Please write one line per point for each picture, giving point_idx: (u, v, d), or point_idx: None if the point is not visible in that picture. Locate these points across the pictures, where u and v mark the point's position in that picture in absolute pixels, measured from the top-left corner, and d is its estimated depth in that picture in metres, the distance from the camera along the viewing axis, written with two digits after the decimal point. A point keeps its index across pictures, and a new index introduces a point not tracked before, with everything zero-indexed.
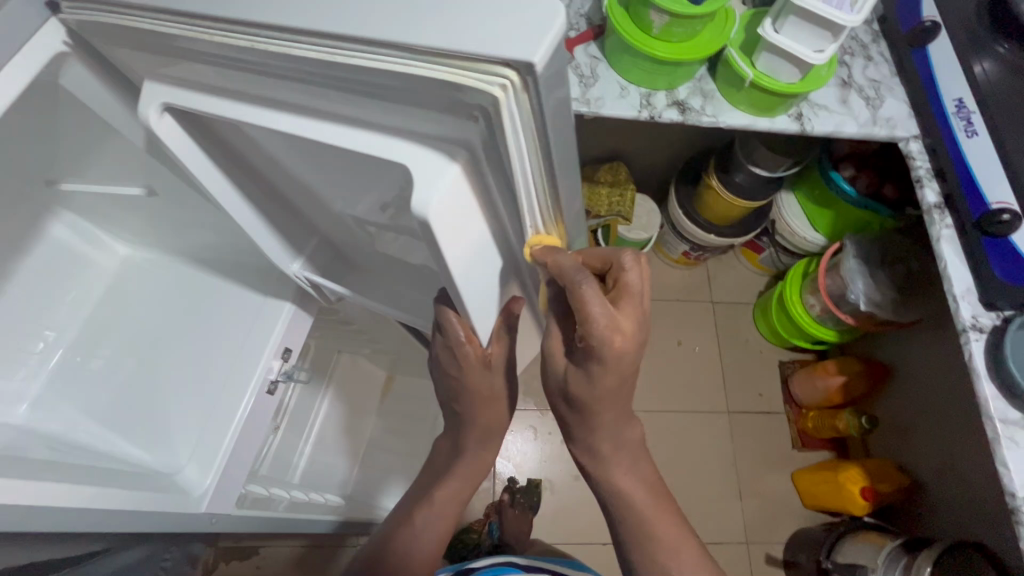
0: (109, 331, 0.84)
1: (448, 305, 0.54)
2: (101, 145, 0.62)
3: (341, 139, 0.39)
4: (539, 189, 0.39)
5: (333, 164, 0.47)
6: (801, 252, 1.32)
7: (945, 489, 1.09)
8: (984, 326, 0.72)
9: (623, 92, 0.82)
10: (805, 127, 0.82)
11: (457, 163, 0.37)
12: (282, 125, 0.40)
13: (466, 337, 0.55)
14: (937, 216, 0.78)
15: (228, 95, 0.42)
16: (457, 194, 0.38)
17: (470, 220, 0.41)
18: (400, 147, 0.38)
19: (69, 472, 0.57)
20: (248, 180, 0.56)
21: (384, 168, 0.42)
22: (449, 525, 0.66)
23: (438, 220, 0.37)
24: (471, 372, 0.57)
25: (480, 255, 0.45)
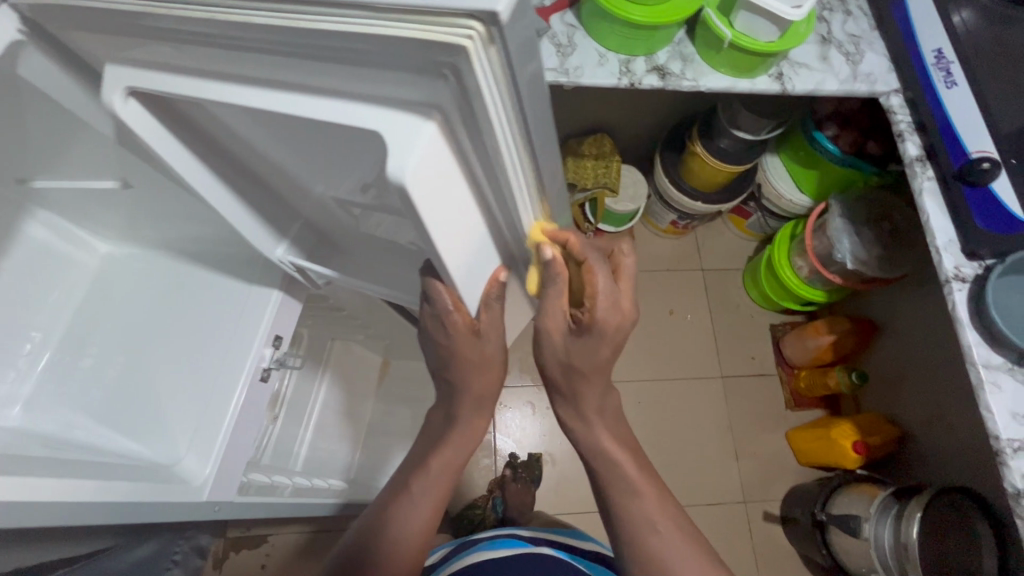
0: (94, 328, 0.83)
1: (435, 275, 0.54)
2: (71, 137, 0.61)
3: (311, 112, 0.38)
4: (514, 138, 0.39)
5: (307, 142, 0.46)
6: (786, 215, 1.33)
7: (933, 438, 1.12)
8: (967, 275, 0.73)
9: (602, 59, 0.81)
10: (785, 87, 0.81)
11: (434, 121, 0.36)
12: (251, 101, 0.40)
13: (454, 306, 0.54)
14: (919, 168, 0.78)
15: (193, 74, 0.42)
16: (436, 153, 0.37)
17: (451, 186, 0.41)
18: (371, 113, 0.37)
19: (66, 469, 0.57)
20: (223, 164, 0.56)
21: (358, 143, 0.42)
22: (443, 497, 0.66)
23: (418, 184, 0.36)
24: (461, 340, 0.58)
25: (461, 224, 0.45)
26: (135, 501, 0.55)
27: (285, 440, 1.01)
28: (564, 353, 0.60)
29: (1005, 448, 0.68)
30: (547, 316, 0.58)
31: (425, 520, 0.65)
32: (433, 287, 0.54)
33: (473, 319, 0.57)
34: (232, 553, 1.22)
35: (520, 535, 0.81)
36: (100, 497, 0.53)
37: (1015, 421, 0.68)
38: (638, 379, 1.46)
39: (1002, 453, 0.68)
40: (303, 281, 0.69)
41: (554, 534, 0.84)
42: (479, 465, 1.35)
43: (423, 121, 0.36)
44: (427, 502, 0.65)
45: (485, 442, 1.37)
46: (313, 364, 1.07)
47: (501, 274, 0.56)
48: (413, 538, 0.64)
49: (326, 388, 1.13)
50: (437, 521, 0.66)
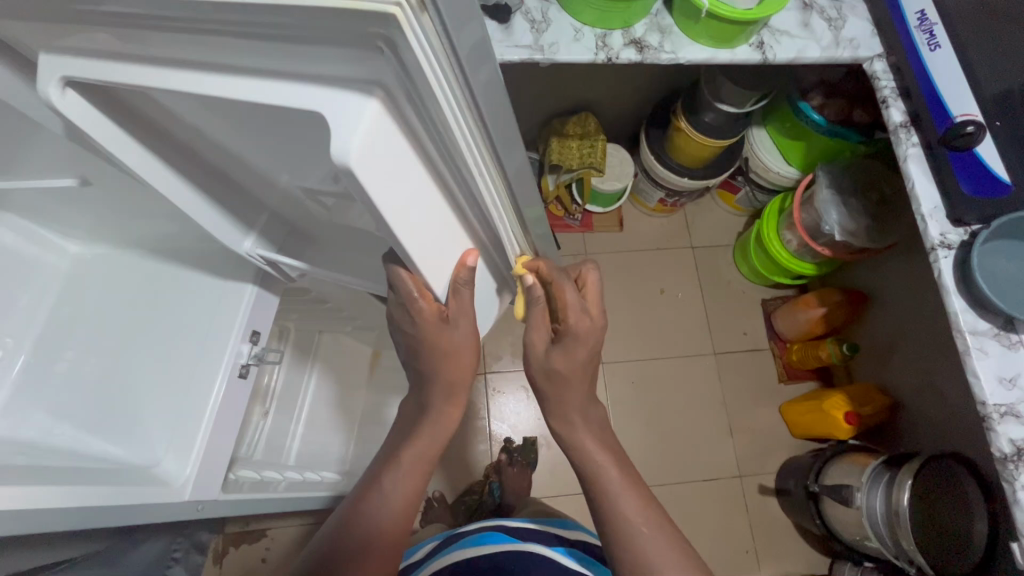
0: (68, 330, 0.81)
1: (397, 264, 0.53)
2: (22, 135, 0.59)
3: (252, 94, 0.37)
4: (467, 119, 0.38)
5: (257, 128, 0.44)
6: (775, 188, 1.32)
7: (924, 405, 1.13)
8: (953, 242, 0.73)
9: (577, 35, 0.79)
10: (767, 56, 0.79)
11: (375, 98, 0.35)
12: (196, 84, 0.38)
13: (418, 293, 0.53)
14: (904, 135, 0.77)
15: (129, 61, 0.40)
16: (380, 133, 0.36)
17: (403, 167, 0.40)
18: (310, 92, 0.36)
19: (43, 475, 0.56)
20: (176, 154, 0.55)
21: (308, 126, 0.40)
22: (420, 482, 0.66)
23: (363, 166, 0.35)
24: (428, 328, 0.57)
25: (422, 204, 0.44)
26: (121, 505, 0.54)
27: (275, 435, 1.01)
28: (546, 359, 0.66)
29: (991, 414, 0.68)
30: (532, 330, 0.67)
31: (398, 506, 0.64)
32: (397, 273, 0.53)
33: (442, 305, 0.57)
34: (232, 548, 1.22)
35: (515, 529, 0.81)
36: (86, 504, 0.52)
37: (1001, 386, 0.68)
38: (629, 359, 1.46)
39: (989, 418, 0.68)
40: (274, 275, 0.67)
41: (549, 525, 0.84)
42: (475, 452, 1.36)
43: (365, 100, 0.35)
44: (404, 484, 0.65)
45: (479, 429, 1.37)
46: (300, 358, 1.07)
47: (470, 257, 0.54)
48: (387, 527, 0.63)
49: (316, 381, 1.12)
50: (415, 506, 0.66)
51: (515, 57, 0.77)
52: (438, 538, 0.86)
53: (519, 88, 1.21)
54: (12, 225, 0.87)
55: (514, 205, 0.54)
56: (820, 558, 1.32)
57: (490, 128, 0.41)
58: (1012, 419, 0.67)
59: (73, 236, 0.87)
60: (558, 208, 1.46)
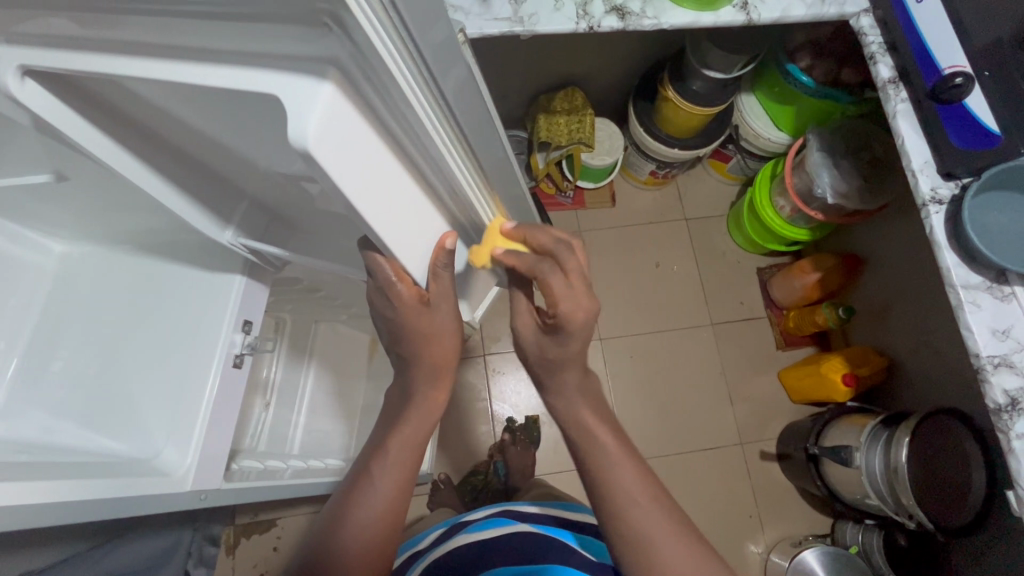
0: (58, 330, 0.80)
1: (373, 249, 0.53)
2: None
3: (209, 77, 0.36)
4: (427, 95, 0.38)
5: (225, 110, 0.44)
6: (766, 154, 1.31)
7: (921, 363, 1.13)
8: (944, 197, 0.72)
9: (556, 4, 0.77)
10: (751, 17, 0.78)
11: (330, 79, 0.34)
12: (155, 65, 0.37)
13: (396, 277, 0.53)
14: (892, 91, 0.76)
15: (85, 45, 0.40)
16: (338, 113, 0.35)
17: (368, 151, 0.39)
18: (264, 75, 0.35)
19: (42, 471, 0.56)
20: (145, 141, 0.55)
21: (270, 108, 0.40)
22: (409, 470, 0.66)
23: (324, 152, 0.35)
24: (408, 311, 0.56)
25: (393, 187, 0.44)
26: (120, 497, 0.55)
27: (279, 426, 1.03)
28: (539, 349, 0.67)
29: (985, 365, 0.68)
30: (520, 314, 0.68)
31: (389, 496, 0.64)
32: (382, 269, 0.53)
33: (423, 290, 0.57)
34: (243, 539, 1.24)
35: (513, 513, 0.83)
36: (87, 496, 0.53)
37: (994, 338, 0.68)
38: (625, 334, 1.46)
39: (982, 370, 0.68)
40: (262, 260, 0.68)
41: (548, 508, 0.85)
42: (478, 432, 1.37)
43: (319, 81, 0.34)
44: (397, 471, 0.65)
45: (482, 410, 1.38)
46: (296, 347, 1.07)
47: (447, 239, 0.54)
48: (380, 518, 0.64)
49: (314, 371, 1.13)
50: (409, 491, 0.66)
51: (495, 30, 0.76)
52: (439, 529, 0.87)
53: (500, 65, 1.19)
54: None
55: (486, 179, 0.54)
56: (823, 519, 1.35)
57: (448, 98, 0.41)
58: (1006, 370, 0.67)
59: (56, 235, 0.87)
60: (549, 186, 1.45)
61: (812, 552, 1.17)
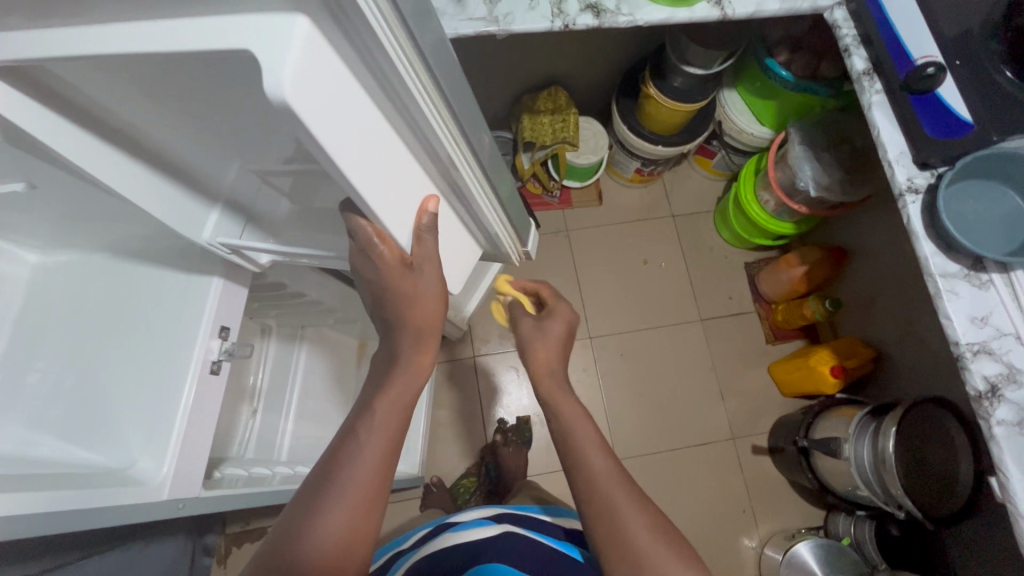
0: (35, 340, 0.80)
1: (355, 212, 0.52)
2: None
3: (175, 42, 0.36)
4: (397, 35, 0.38)
5: (193, 89, 0.44)
6: (749, 149, 1.31)
7: (907, 353, 1.14)
8: (920, 186, 0.72)
9: (531, 3, 0.77)
10: (726, 11, 0.79)
11: (303, 12, 0.33)
12: (117, 46, 0.37)
13: (377, 238, 0.52)
14: (867, 83, 0.77)
15: (46, 36, 0.40)
16: (314, 55, 0.34)
17: (350, 98, 0.39)
18: (233, 28, 0.34)
19: (16, 483, 0.56)
20: (115, 141, 0.54)
21: (243, 71, 0.39)
22: (385, 457, 0.63)
23: (303, 98, 0.34)
24: (392, 274, 0.54)
25: (376, 143, 0.43)
26: (91, 508, 0.54)
27: (265, 431, 1.03)
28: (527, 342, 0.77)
29: (965, 353, 0.68)
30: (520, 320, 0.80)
31: (356, 494, 0.60)
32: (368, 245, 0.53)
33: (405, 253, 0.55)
34: (235, 548, 1.23)
35: (499, 514, 0.82)
36: (59, 507, 0.52)
37: (973, 325, 0.68)
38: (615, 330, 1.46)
39: (962, 357, 0.68)
40: (241, 262, 0.67)
41: (538, 513, 0.87)
42: (469, 435, 1.36)
43: (292, 17, 0.33)
44: (365, 469, 0.61)
45: (473, 411, 1.38)
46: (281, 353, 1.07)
47: (430, 203, 0.54)
48: (348, 517, 0.59)
49: (302, 377, 1.12)
50: (381, 492, 0.62)
51: (470, 30, 0.76)
52: (424, 530, 0.87)
53: (482, 65, 1.19)
54: None
55: (466, 136, 0.53)
56: (816, 512, 1.35)
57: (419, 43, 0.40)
58: (986, 356, 0.68)
59: (34, 246, 0.86)
60: (535, 185, 1.45)
61: (805, 544, 1.17)
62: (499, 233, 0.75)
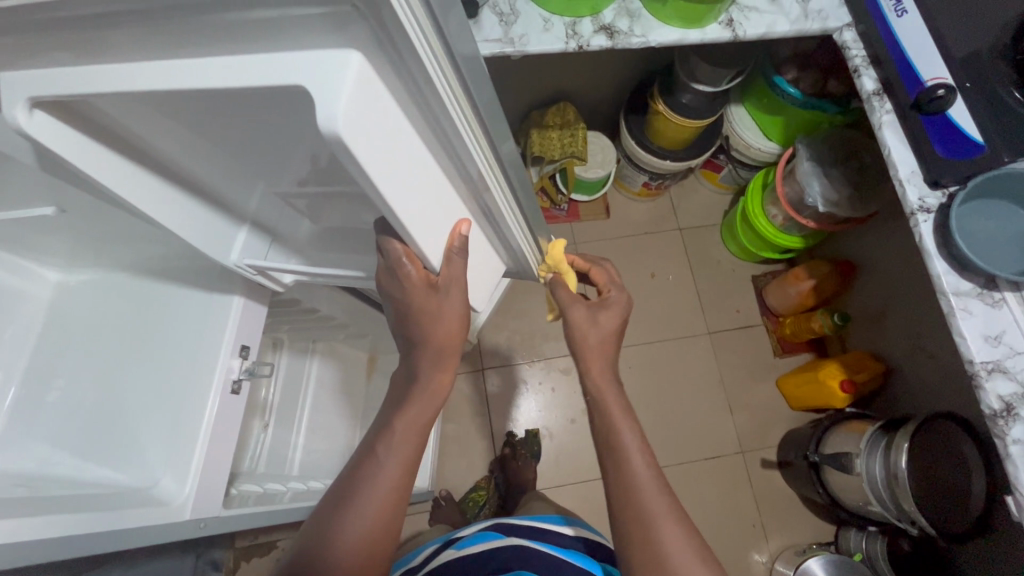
0: (55, 358, 0.80)
1: (390, 234, 0.52)
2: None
3: (228, 79, 0.37)
4: (443, 66, 0.38)
5: (233, 121, 0.45)
6: (756, 164, 1.32)
7: (917, 368, 1.14)
8: (931, 206, 0.73)
9: (546, 25, 0.79)
10: (737, 33, 0.80)
11: (356, 49, 0.34)
12: (170, 83, 0.38)
13: (406, 260, 0.52)
14: (877, 103, 0.78)
15: (97, 70, 0.41)
16: (365, 87, 0.35)
17: (394, 127, 0.39)
18: (288, 66, 0.35)
19: (41, 505, 0.56)
20: (146, 164, 0.55)
21: (289, 107, 0.40)
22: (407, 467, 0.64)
23: (354, 131, 0.35)
24: (416, 294, 0.55)
25: (417, 168, 0.44)
26: (111, 530, 0.54)
27: (278, 446, 1.03)
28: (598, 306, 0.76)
29: (979, 372, 0.68)
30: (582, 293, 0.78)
31: (379, 511, 0.61)
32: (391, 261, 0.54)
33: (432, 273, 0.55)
34: (244, 562, 1.23)
35: (506, 526, 0.83)
36: (81, 531, 0.52)
37: (987, 344, 0.69)
38: (623, 344, 1.47)
39: (976, 376, 0.69)
40: (266, 285, 0.68)
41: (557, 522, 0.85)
42: (478, 449, 1.36)
43: (346, 52, 0.34)
44: (389, 483, 0.62)
45: (482, 425, 1.38)
46: (294, 367, 1.07)
47: (462, 225, 0.55)
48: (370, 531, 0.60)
49: (314, 391, 1.12)
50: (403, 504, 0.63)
51: (486, 52, 0.78)
52: (433, 545, 0.87)
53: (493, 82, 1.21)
54: None
55: (502, 162, 0.54)
56: (825, 526, 1.34)
57: (465, 75, 0.41)
58: (1000, 375, 0.68)
59: (53, 263, 0.87)
60: (543, 200, 1.46)
61: (816, 561, 1.16)
62: (525, 251, 0.76)
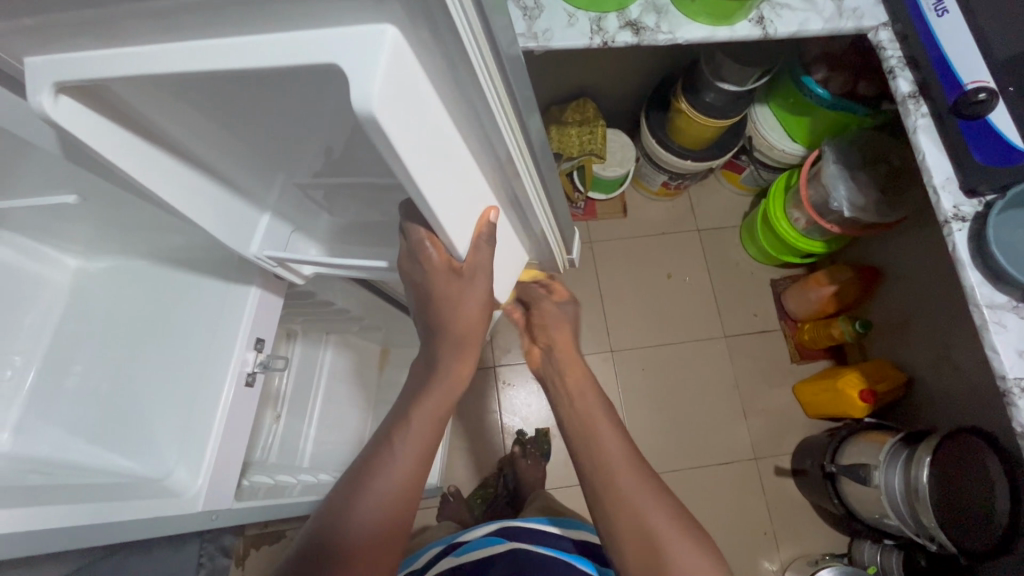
0: (74, 345, 0.81)
1: (414, 216, 0.51)
2: (22, 154, 0.60)
3: (256, 59, 0.36)
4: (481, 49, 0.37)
5: (258, 109, 0.44)
6: (780, 165, 1.30)
7: (941, 380, 1.11)
8: (967, 214, 0.71)
9: (571, 20, 0.77)
10: (767, 31, 0.78)
11: (393, 25, 0.33)
12: (198, 66, 0.38)
13: (429, 241, 0.51)
14: (913, 106, 0.75)
15: (124, 53, 0.41)
16: (400, 65, 0.34)
17: (427, 111, 0.38)
18: (316, 47, 0.34)
19: (58, 494, 0.57)
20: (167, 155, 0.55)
21: (317, 94, 0.39)
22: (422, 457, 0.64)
23: (389, 112, 0.34)
24: (437, 278, 0.54)
25: (448, 157, 0.43)
26: (119, 521, 0.54)
27: (289, 438, 1.03)
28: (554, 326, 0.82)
29: (1012, 388, 0.66)
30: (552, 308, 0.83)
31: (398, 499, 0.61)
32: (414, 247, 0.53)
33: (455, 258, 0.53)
34: (254, 550, 1.24)
35: (512, 531, 0.83)
36: (92, 521, 0.53)
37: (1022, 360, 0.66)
38: (637, 345, 1.45)
39: (1009, 393, 0.66)
40: (284, 277, 0.67)
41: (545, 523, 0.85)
42: (487, 445, 1.36)
43: (381, 26, 0.33)
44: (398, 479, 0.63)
45: (493, 422, 1.37)
46: (307, 360, 1.07)
47: (489, 213, 0.52)
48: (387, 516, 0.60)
49: (327, 384, 1.12)
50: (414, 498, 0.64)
51: None
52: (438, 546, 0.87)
53: None
54: (10, 242, 0.86)
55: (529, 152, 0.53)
56: (839, 537, 1.32)
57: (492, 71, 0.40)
58: None
59: (74, 251, 0.88)
60: None
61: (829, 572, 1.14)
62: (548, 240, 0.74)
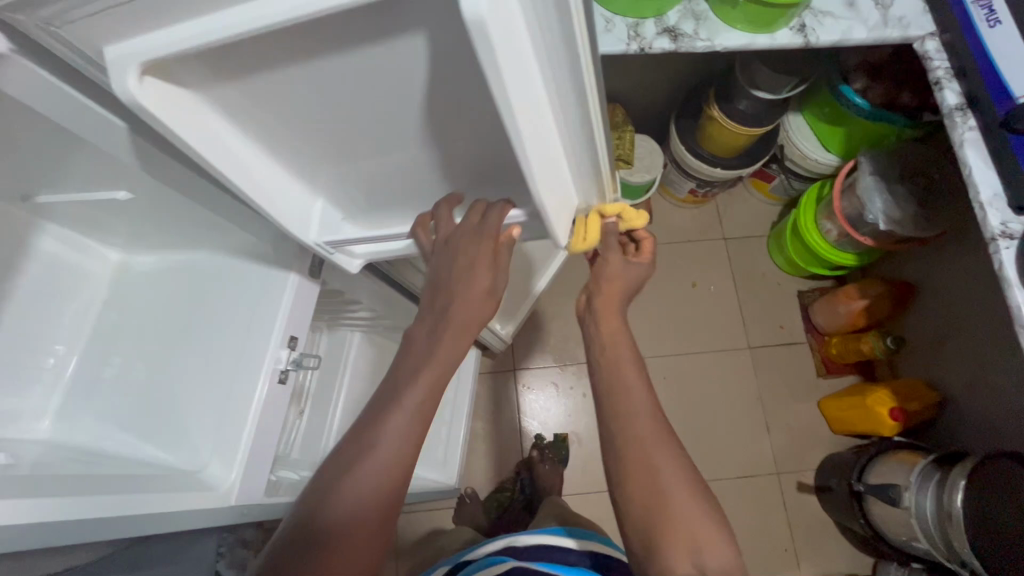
0: (111, 337, 0.83)
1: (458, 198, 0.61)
2: (73, 152, 0.62)
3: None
4: None
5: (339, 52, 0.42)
6: (812, 176, 1.27)
7: (978, 401, 1.07)
8: (1015, 232, 0.68)
9: (607, 25, 0.77)
10: (809, 40, 0.76)
11: None
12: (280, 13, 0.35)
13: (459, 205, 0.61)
14: (960, 119, 0.73)
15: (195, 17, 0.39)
16: None
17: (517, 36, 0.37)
18: None
19: (98, 484, 0.58)
20: None
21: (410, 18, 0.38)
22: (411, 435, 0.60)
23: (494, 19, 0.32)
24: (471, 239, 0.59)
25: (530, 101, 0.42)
26: (152, 514, 0.55)
27: (312, 434, 1.04)
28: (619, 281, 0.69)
29: None
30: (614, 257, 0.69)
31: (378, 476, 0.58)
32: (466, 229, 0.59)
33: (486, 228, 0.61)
34: None
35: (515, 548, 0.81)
36: (130, 513, 0.54)
37: None
38: (659, 353, 1.43)
39: None
40: (338, 265, 0.70)
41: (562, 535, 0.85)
42: (506, 448, 1.36)
43: None
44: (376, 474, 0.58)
45: (512, 425, 1.37)
46: (332, 357, 1.08)
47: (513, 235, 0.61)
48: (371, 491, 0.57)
49: (351, 381, 1.13)
50: (398, 498, 0.59)
51: None
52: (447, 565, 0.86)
53: None
54: (56, 234, 0.87)
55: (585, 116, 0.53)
56: (862, 558, 1.28)
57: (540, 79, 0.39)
58: None
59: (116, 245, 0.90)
60: None
61: None
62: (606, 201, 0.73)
